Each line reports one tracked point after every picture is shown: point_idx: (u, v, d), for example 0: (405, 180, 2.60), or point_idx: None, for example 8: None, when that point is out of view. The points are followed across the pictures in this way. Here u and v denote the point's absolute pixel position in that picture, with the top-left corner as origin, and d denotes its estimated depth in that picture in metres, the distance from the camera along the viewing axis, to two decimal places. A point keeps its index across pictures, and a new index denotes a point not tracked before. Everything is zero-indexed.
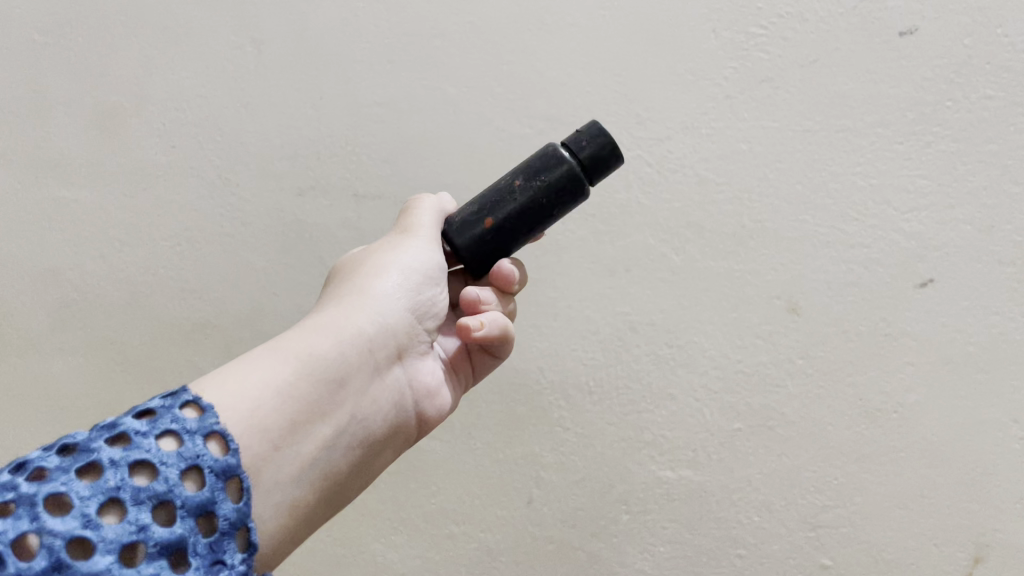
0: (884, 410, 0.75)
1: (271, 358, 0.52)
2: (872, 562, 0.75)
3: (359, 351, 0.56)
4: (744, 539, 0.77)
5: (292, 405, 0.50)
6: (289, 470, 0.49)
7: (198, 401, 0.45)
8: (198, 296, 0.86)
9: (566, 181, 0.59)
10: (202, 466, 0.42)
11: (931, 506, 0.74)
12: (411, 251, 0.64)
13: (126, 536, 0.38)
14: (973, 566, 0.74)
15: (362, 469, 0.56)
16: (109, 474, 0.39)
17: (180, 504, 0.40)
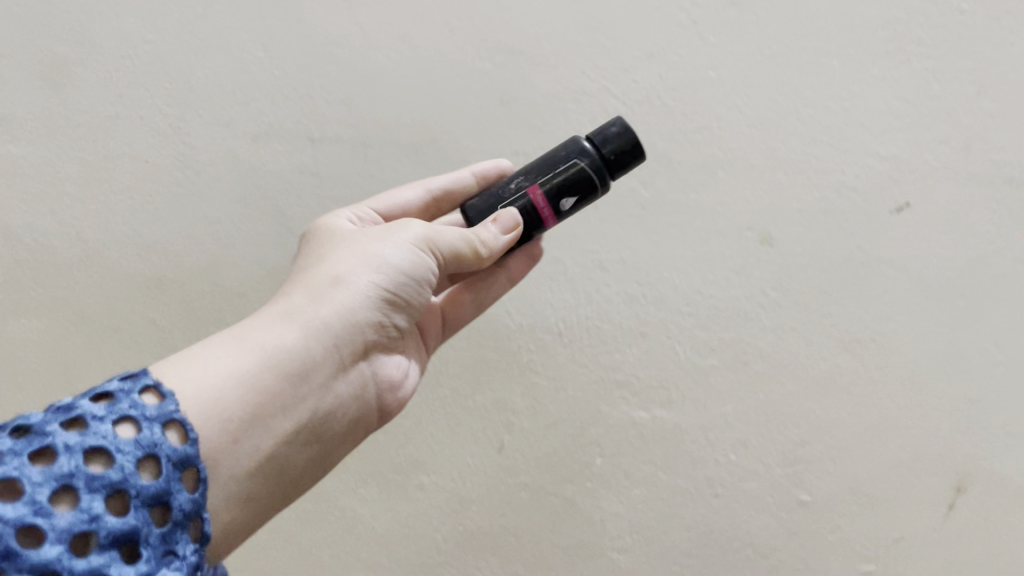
0: (861, 340, 0.73)
1: (235, 347, 0.49)
2: (852, 496, 0.73)
3: (326, 345, 0.53)
4: (721, 479, 0.75)
5: (255, 399, 0.48)
6: (245, 464, 0.47)
7: (158, 386, 0.43)
8: (155, 252, 0.86)
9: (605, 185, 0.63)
10: (159, 454, 0.40)
11: (911, 436, 0.72)
12: (398, 248, 0.59)
13: (78, 525, 0.36)
14: (955, 496, 0.72)
15: (320, 463, 0.54)
16: (64, 460, 0.37)
17: (136, 493, 0.38)
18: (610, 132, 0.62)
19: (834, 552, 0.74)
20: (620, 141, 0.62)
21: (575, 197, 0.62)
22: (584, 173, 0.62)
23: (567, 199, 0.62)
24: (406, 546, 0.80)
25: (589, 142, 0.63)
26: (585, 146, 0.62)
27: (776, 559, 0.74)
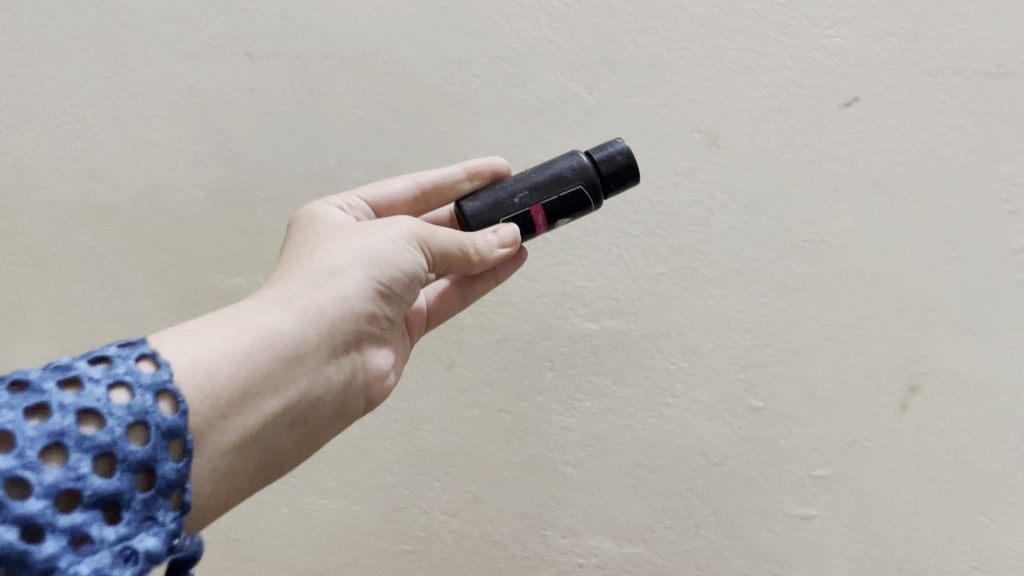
0: (812, 241, 0.71)
1: (229, 326, 0.45)
2: (804, 400, 0.71)
3: (320, 332, 0.48)
4: (671, 388, 0.74)
5: (251, 374, 0.44)
6: (231, 441, 0.43)
7: (156, 355, 0.40)
8: (93, 178, 0.83)
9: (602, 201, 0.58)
10: (150, 421, 0.37)
11: (863, 336, 0.70)
12: (394, 245, 0.53)
13: (64, 483, 0.34)
14: (909, 398, 0.70)
15: (305, 442, 0.50)
16: (57, 418, 0.35)
17: (122, 458, 0.36)
18: (612, 149, 0.57)
19: (788, 460, 0.71)
20: (623, 165, 0.56)
21: (574, 217, 0.58)
22: (584, 203, 0.57)
23: (565, 218, 0.58)
24: (358, 467, 0.78)
25: (591, 164, 0.57)
26: (586, 170, 0.56)
27: (730, 468, 0.72)
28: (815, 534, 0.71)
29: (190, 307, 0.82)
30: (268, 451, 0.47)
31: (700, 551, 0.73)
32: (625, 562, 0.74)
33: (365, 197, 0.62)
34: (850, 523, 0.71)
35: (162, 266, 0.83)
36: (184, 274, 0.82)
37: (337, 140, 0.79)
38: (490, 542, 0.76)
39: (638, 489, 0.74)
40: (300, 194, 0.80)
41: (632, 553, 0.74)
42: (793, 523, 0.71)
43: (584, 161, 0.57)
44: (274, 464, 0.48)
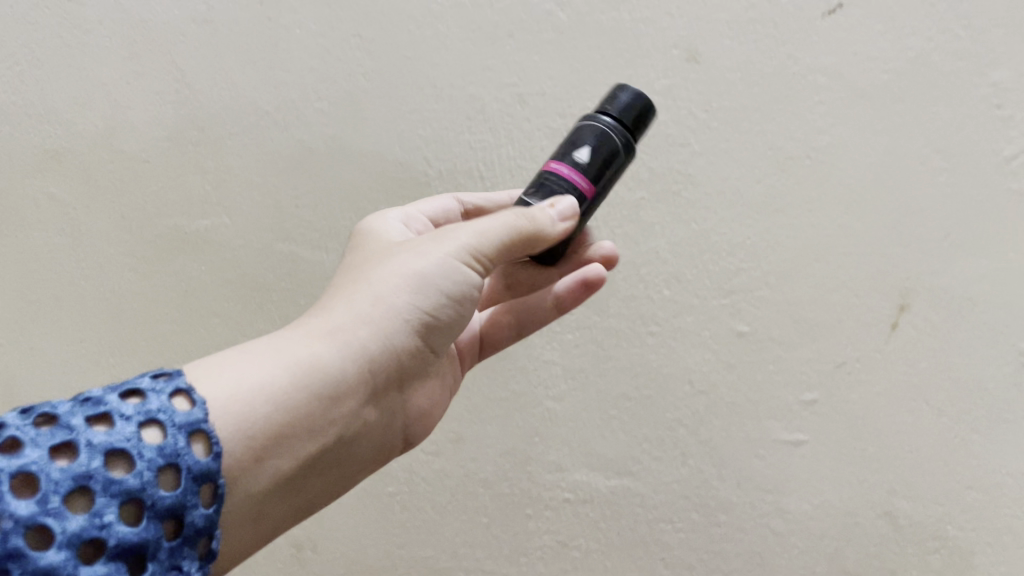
0: (796, 157, 0.68)
1: (270, 358, 0.43)
2: (791, 323, 0.69)
3: (360, 368, 0.46)
4: (655, 316, 0.71)
5: (286, 419, 0.42)
6: (264, 484, 0.42)
7: (191, 390, 0.40)
8: (45, 120, 0.79)
9: (614, 140, 0.51)
10: (182, 465, 0.37)
11: (851, 255, 0.68)
12: (449, 269, 0.48)
13: (88, 532, 0.33)
14: (898, 315, 0.67)
15: (339, 476, 0.48)
16: (84, 459, 0.34)
17: (151, 504, 0.35)
18: (623, 94, 0.52)
19: (776, 385, 0.69)
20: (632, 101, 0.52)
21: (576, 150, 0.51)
22: (608, 141, 0.50)
23: (568, 155, 0.51)
24: None
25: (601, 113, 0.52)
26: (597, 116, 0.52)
27: (717, 396, 0.70)
28: (805, 460, 0.69)
29: (157, 252, 0.79)
30: (300, 492, 0.45)
31: (688, 482, 0.71)
32: (612, 496, 0.72)
33: (424, 210, 0.60)
34: (842, 447, 0.68)
35: (126, 210, 0.79)
36: (149, 217, 0.79)
37: (299, 72, 0.76)
38: (475, 481, 0.74)
39: (623, 421, 0.72)
40: (263, 128, 0.77)
41: (618, 486, 0.72)
42: (782, 449, 0.69)
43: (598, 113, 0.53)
44: (306, 506, 0.47)
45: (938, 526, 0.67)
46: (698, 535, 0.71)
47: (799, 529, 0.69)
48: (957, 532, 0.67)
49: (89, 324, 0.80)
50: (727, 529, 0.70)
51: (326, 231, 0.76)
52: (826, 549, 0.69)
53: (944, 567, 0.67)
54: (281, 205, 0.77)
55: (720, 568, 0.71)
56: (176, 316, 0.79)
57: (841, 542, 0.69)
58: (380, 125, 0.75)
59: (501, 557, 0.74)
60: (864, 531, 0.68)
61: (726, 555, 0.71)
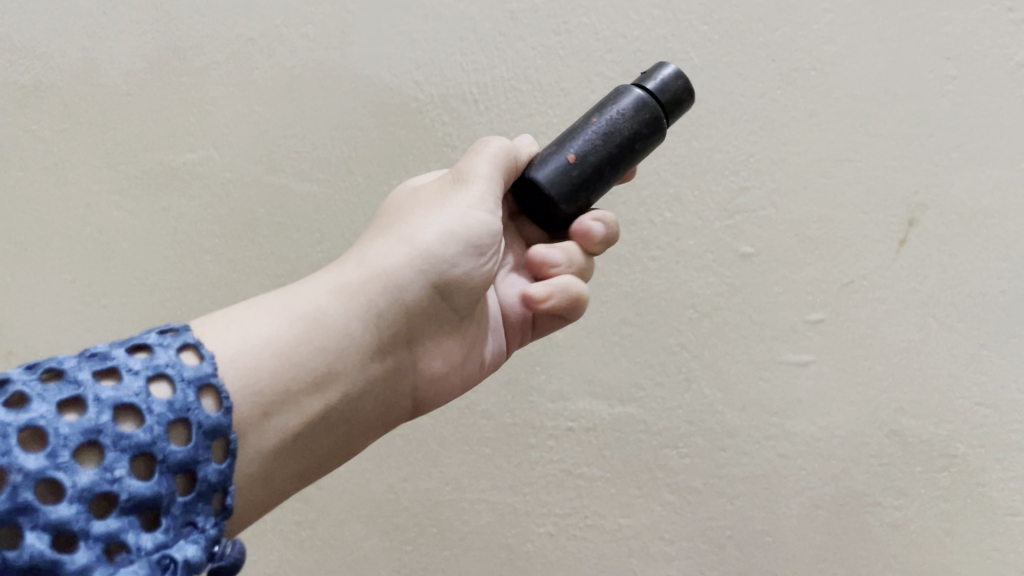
0: (801, 70, 0.66)
1: (276, 312, 0.43)
2: (797, 243, 0.67)
3: (366, 322, 0.45)
4: (657, 240, 0.69)
5: (293, 373, 0.42)
6: (272, 444, 0.41)
7: (198, 344, 0.38)
8: (25, 55, 0.77)
9: (631, 107, 0.50)
10: (191, 420, 0.36)
11: (858, 170, 0.66)
12: (458, 216, 0.49)
13: (100, 486, 0.33)
14: (907, 232, 0.66)
15: (352, 441, 0.47)
16: (92, 414, 0.34)
17: (162, 458, 0.34)
18: (654, 70, 0.51)
19: (781, 306, 0.68)
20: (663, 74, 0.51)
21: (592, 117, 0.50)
22: (614, 92, 0.51)
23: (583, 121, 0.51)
24: None
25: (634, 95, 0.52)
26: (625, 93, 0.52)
27: (721, 319, 0.69)
28: (811, 381, 0.68)
29: (144, 188, 0.76)
30: (308, 456, 0.44)
31: (692, 407, 0.70)
32: (616, 423, 0.71)
33: None
34: (848, 368, 0.67)
35: (110, 145, 0.77)
36: (135, 152, 0.76)
37: None
38: (476, 413, 0.74)
39: (626, 348, 0.71)
40: (249, 57, 0.74)
41: (622, 413, 0.71)
42: (787, 371, 0.68)
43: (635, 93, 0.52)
44: (313, 473, 0.45)
45: (947, 444, 0.66)
46: (703, 460, 0.70)
47: (805, 451, 0.68)
48: (965, 450, 0.66)
49: (77, 263, 0.78)
50: (733, 453, 0.70)
51: (316, 161, 0.74)
52: (833, 470, 0.68)
53: (953, 486, 0.66)
54: (269, 137, 0.74)
55: (726, 493, 0.70)
56: (165, 253, 0.77)
57: (848, 463, 0.68)
58: (369, 50, 0.72)
59: (505, 488, 0.73)
60: (871, 451, 0.67)
61: (732, 480, 0.70)
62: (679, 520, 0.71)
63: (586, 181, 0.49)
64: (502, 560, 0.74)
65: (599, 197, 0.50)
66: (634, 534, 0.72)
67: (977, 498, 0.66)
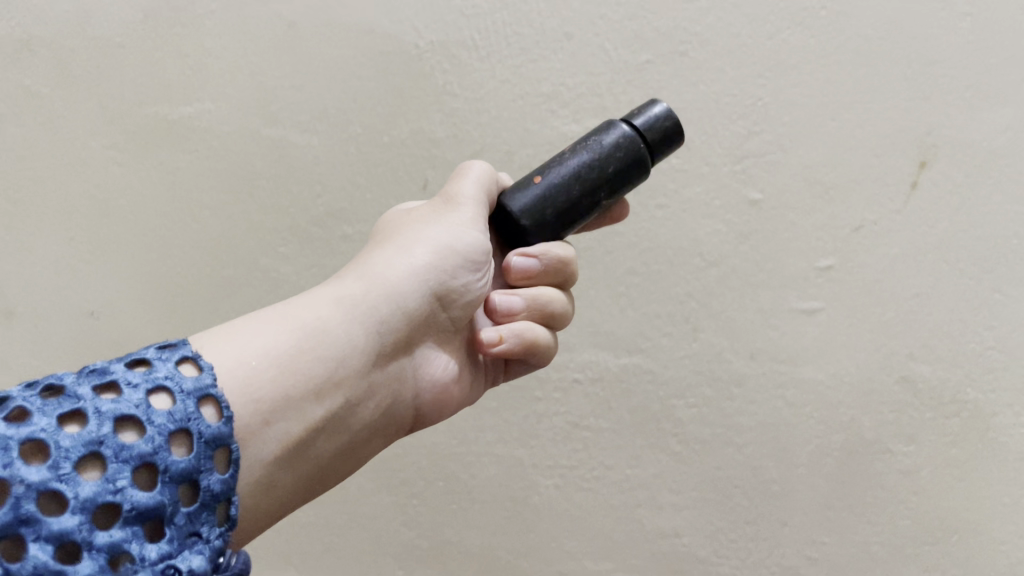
0: (811, 9, 0.65)
1: (274, 323, 0.41)
2: (805, 187, 0.66)
3: (368, 331, 0.44)
4: (663, 188, 0.68)
5: (294, 382, 0.40)
6: (275, 451, 0.39)
7: (197, 357, 0.37)
8: (13, 8, 0.75)
9: (613, 142, 0.48)
10: (194, 430, 0.34)
11: (868, 112, 0.65)
12: (458, 231, 0.49)
13: (102, 497, 0.30)
14: (918, 174, 0.64)
15: (349, 458, 0.45)
16: (92, 426, 0.31)
17: (164, 469, 0.32)
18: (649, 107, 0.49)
19: (790, 252, 0.67)
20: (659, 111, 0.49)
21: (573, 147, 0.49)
22: (606, 123, 0.50)
23: (566, 151, 0.49)
24: None
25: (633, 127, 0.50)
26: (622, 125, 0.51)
27: (729, 268, 0.68)
28: (820, 328, 0.67)
29: (141, 142, 0.75)
30: (310, 468, 0.42)
31: (699, 357, 0.69)
32: (622, 375, 0.71)
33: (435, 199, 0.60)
34: (858, 314, 0.66)
35: (105, 99, 0.75)
36: (130, 106, 0.75)
37: None
38: None
39: (632, 298, 0.70)
40: (244, 6, 0.72)
41: (628, 364, 0.70)
42: (796, 319, 0.67)
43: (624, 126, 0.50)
44: (315, 487, 0.43)
45: (957, 390, 0.65)
46: (711, 410, 0.70)
47: (814, 400, 0.68)
48: (976, 395, 0.65)
49: (75, 220, 0.77)
50: (741, 402, 0.69)
51: (315, 112, 0.72)
52: (842, 419, 0.67)
53: (962, 431, 0.66)
54: (266, 87, 0.73)
55: (733, 443, 0.70)
56: (163, 209, 0.76)
57: (857, 411, 0.67)
58: None
59: (512, 441, 0.73)
60: (880, 398, 0.67)
61: (740, 429, 0.69)
62: (686, 471, 0.71)
63: (555, 213, 0.48)
64: (509, 513, 0.74)
65: (569, 231, 0.50)
66: (641, 485, 0.72)
67: (986, 444, 0.66)
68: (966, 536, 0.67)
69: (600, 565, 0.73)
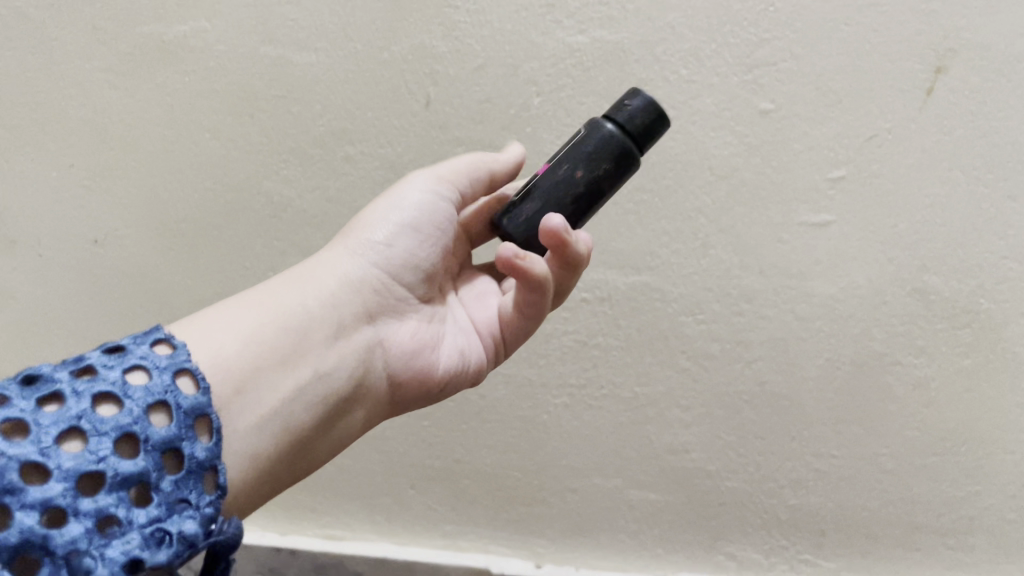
0: None
1: (239, 306, 0.47)
2: (817, 96, 0.64)
3: (323, 303, 0.50)
4: (673, 100, 0.66)
5: (259, 352, 0.45)
6: (250, 419, 0.42)
7: (171, 338, 0.40)
8: None
9: (607, 149, 0.49)
10: (172, 402, 0.36)
11: (887, 15, 0.61)
12: (396, 205, 0.56)
13: (85, 466, 0.32)
14: (933, 80, 0.62)
15: (331, 429, 0.48)
16: (71, 403, 0.34)
17: (144, 438, 0.34)
18: (630, 100, 0.49)
19: (802, 164, 0.65)
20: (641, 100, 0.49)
21: (578, 162, 0.49)
22: (591, 125, 0.50)
23: (558, 165, 0.50)
24: (342, 222, 0.74)
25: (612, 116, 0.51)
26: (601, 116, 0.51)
27: (739, 181, 0.66)
28: (832, 240, 0.66)
29: (135, 64, 0.73)
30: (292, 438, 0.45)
31: (709, 273, 0.68)
32: (632, 293, 0.70)
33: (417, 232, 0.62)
34: (870, 225, 0.65)
35: (92, 18, 0.72)
36: (119, 26, 0.72)
37: None
38: None
39: (641, 215, 0.68)
40: None
41: (637, 282, 0.70)
42: (807, 233, 0.66)
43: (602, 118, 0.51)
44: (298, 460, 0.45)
45: (970, 301, 0.65)
46: (720, 326, 0.69)
47: (825, 313, 0.67)
48: (989, 305, 0.64)
49: (73, 147, 0.76)
50: (751, 317, 0.69)
51: (311, 30, 0.70)
52: (853, 332, 0.67)
53: (975, 342, 0.65)
54: (262, 4, 0.70)
55: (743, 358, 0.69)
56: (163, 134, 0.74)
57: (868, 324, 0.67)
58: None
59: (521, 362, 0.73)
60: (892, 310, 0.66)
61: (749, 345, 0.69)
62: (696, 388, 0.71)
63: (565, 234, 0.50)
64: (518, 432, 0.75)
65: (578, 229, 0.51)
66: (650, 403, 0.72)
67: (998, 354, 0.65)
68: (974, 446, 0.67)
69: (610, 481, 0.75)
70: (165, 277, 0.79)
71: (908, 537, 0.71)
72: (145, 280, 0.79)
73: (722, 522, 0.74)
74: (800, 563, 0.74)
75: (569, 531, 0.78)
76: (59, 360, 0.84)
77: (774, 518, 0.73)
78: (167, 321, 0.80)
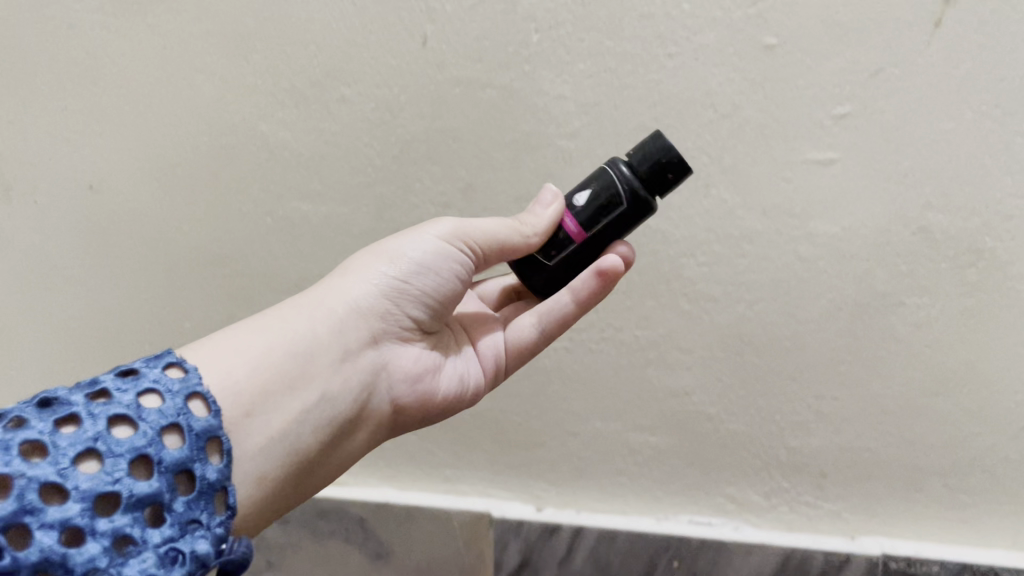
0: None
1: (252, 329, 0.53)
2: (824, 30, 0.61)
3: (332, 329, 0.55)
4: (674, 36, 0.63)
5: (269, 376, 0.50)
6: (258, 440, 0.48)
7: (181, 361, 0.46)
8: None
9: (642, 219, 0.56)
10: (183, 424, 0.42)
11: None
12: (414, 239, 0.59)
13: (102, 486, 0.38)
14: (943, 11, 0.59)
15: (333, 450, 0.54)
16: (88, 425, 0.40)
17: (158, 460, 0.40)
18: (660, 171, 0.55)
19: (806, 101, 0.63)
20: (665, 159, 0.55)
21: (613, 233, 0.57)
22: (625, 199, 0.55)
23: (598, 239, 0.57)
24: (338, 165, 0.73)
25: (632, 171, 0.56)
26: (622, 174, 0.56)
27: (741, 120, 0.64)
28: (836, 178, 0.64)
29: (121, 4, 0.70)
30: (296, 458, 0.51)
31: (710, 214, 0.68)
32: (631, 235, 0.69)
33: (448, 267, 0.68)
34: (876, 164, 0.64)
35: None
36: None
37: None
38: None
39: None
40: None
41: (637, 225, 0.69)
42: (810, 171, 0.65)
43: (622, 165, 0.56)
44: (302, 477, 0.52)
45: (975, 240, 0.63)
46: (721, 268, 0.68)
47: (827, 254, 0.66)
48: (994, 244, 0.63)
49: (65, 91, 0.74)
50: (752, 259, 0.68)
51: None
52: (855, 273, 0.66)
53: (980, 281, 0.64)
54: None
55: (744, 300, 0.69)
56: (155, 77, 0.73)
57: (871, 264, 0.66)
58: None
59: None
60: (896, 250, 0.65)
61: (750, 287, 0.68)
62: (697, 330, 0.71)
63: None
64: (518, 376, 0.75)
65: None
66: (650, 346, 0.72)
67: (1003, 294, 0.64)
68: (977, 387, 0.67)
69: (610, 425, 0.75)
70: (162, 221, 0.78)
71: (908, 478, 0.71)
72: (141, 227, 0.78)
73: (724, 464, 0.74)
74: (800, 505, 0.74)
75: (569, 475, 0.78)
76: (60, 306, 0.83)
77: (774, 461, 0.73)
78: (165, 267, 0.80)
